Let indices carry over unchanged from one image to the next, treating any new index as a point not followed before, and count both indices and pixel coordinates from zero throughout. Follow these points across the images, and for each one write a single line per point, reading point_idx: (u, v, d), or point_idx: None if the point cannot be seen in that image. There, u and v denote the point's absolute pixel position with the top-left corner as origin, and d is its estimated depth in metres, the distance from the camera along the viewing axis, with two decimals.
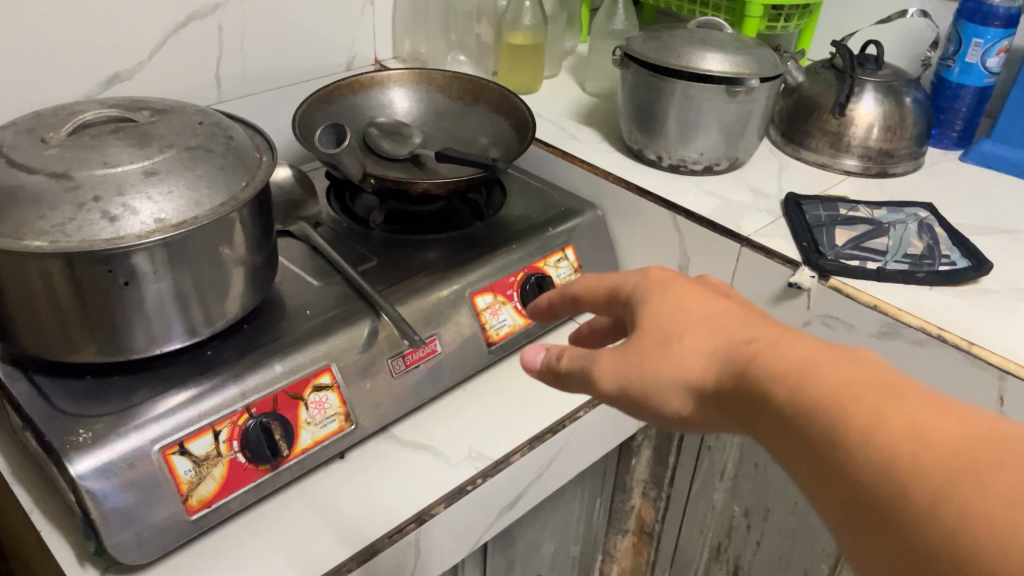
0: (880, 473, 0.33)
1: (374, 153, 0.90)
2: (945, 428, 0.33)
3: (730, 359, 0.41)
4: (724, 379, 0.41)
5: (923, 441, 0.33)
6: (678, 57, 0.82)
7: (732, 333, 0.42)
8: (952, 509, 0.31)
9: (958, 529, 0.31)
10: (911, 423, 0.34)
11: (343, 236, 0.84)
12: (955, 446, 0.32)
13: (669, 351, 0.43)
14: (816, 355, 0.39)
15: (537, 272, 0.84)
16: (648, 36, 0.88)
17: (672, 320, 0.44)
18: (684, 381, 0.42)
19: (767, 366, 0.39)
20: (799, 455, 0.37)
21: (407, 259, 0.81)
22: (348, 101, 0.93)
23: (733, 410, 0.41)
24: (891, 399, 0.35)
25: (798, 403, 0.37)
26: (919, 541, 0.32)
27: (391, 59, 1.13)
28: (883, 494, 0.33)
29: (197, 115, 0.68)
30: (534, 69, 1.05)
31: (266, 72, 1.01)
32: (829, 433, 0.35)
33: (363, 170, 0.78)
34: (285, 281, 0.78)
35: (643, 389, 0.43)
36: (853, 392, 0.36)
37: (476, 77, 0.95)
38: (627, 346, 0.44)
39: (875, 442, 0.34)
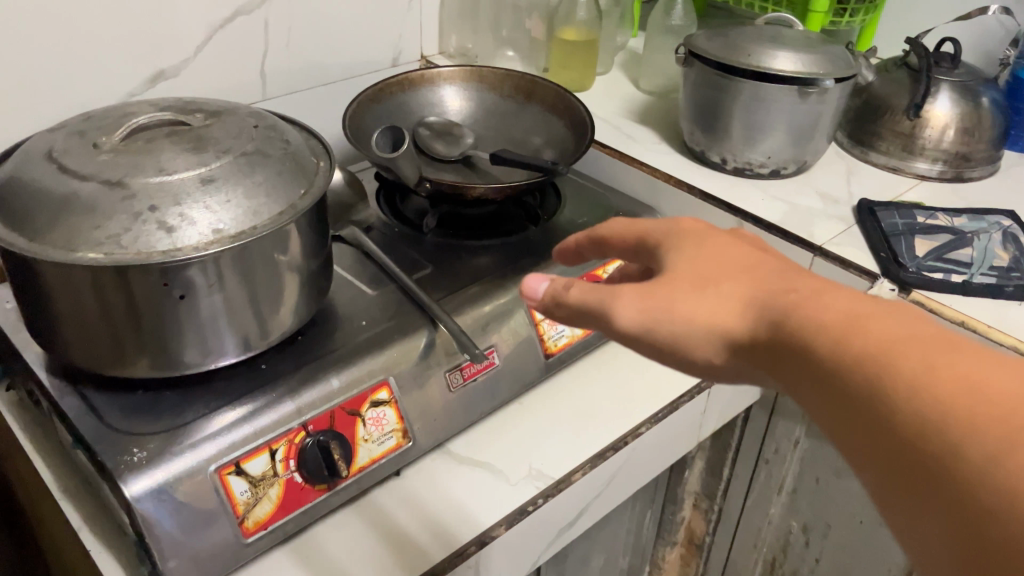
0: (921, 420, 0.35)
1: (425, 153, 0.88)
2: (993, 381, 0.34)
3: (767, 309, 0.43)
4: (759, 326, 0.43)
5: (969, 391, 0.34)
6: (748, 55, 0.78)
7: (769, 285, 0.44)
8: (991, 456, 0.32)
9: (996, 474, 0.32)
10: (959, 375, 0.35)
11: (394, 241, 0.81)
12: (1001, 397, 0.33)
13: (704, 297, 0.44)
14: (860, 310, 0.40)
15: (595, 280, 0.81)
16: (713, 33, 0.84)
17: (708, 270, 0.46)
18: (715, 325, 0.44)
19: (809, 316, 0.40)
20: (834, 400, 0.39)
21: (462, 267, 0.78)
22: (398, 100, 0.90)
23: (768, 357, 0.43)
24: (940, 352, 0.36)
25: (839, 349, 0.39)
26: (952, 482, 0.33)
27: (438, 55, 1.08)
28: (920, 438, 0.34)
29: (251, 117, 0.65)
30: (588, 66, 1.01)
31: (312, 69, 0.98)
32: (877, 387, 0.36)
33: (418, 174, 0.75)
34: (337, 290, 0.75)
35: (673, 331, 0.44)
36: (900, 343, 0.37)
37: (529, 75, 0.92)
38: (656, 286, 0.45)
39: (919, 391, 0.35)
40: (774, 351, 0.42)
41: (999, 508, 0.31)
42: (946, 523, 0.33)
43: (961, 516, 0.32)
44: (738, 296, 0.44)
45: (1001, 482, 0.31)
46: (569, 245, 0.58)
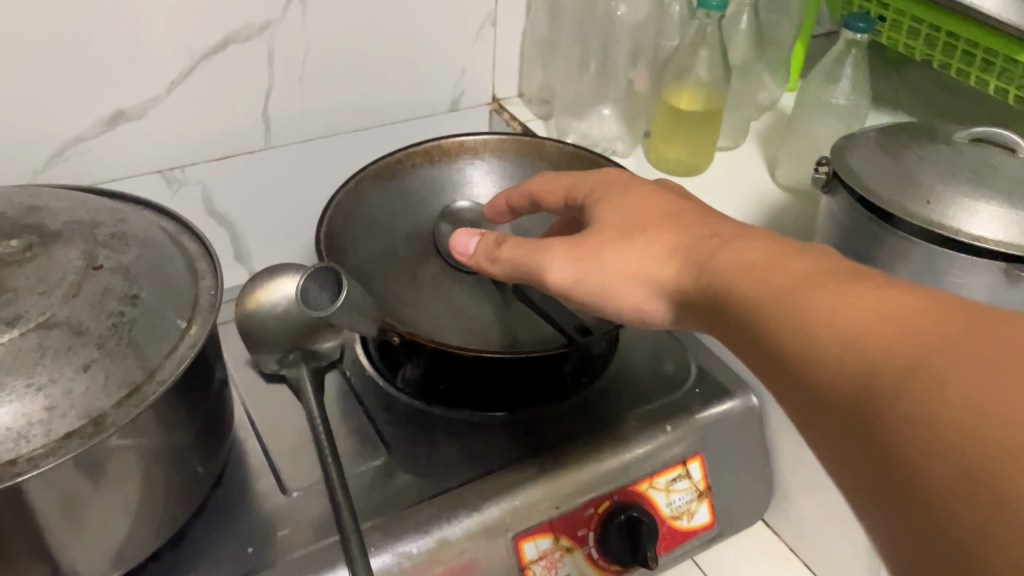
0: (820, 355, 0.32)
1: (443, 257, 0.64)
2: (891, 303, 0.31)
3: (701, 261, 0.41)
4: (687, 277, 0.41)
5: (866, 314, 0.31)
6: (925, 202, 0.49)
7: (699, 237, 0.43)
8: (891, 376, 0.29)
9: (895, 402, 0.29)
10: (858, 306, 0.32)
11: (359, 394, 0.57)
12: (896, 318, 0.30)
13: (633, 251, 0.44)
14: (772, 256, 0.38)
15: (632, 501, 0.53)
16: (880, 145, 0.54)
17: (635, 220, 0.46)
18: (646, 276, 0.43)
19: (736, 265, 0.39)
20: (752, 345, 0.36)
21: (437, 456, 0.53)
22: (422, 175, 0.67)
23: (704, 308, 0.40)
24: (843, 286, 0.33)
25: (757, 294, 0.36)
26: (861, 418, 0.30)
27: (514, 98, 0.84)
28: (824, 378, 0.32)
29: (107, 246, 0.43)
30: (705, 143, 0.72)
31: (336, 112, 0.75)
32: (777, 324, 0.35)
33: (380, 323, 0.50)
34: (250, 471, 0.52)
35: (601, 286, 0.45)
36: (804, 281, 0.35)
37: (605, 159, 0.65)
38: (581, 241, 0.47)
39: (825, 334, 0.32)
40: (706, 295, 0.40)
41: (906, 435, 0.28)
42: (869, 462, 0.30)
43: (879, 459, 0.29)
44: (665, 245, 0.43)
45: (908, 412, 0.28)
46: (502, 203, 0.60)
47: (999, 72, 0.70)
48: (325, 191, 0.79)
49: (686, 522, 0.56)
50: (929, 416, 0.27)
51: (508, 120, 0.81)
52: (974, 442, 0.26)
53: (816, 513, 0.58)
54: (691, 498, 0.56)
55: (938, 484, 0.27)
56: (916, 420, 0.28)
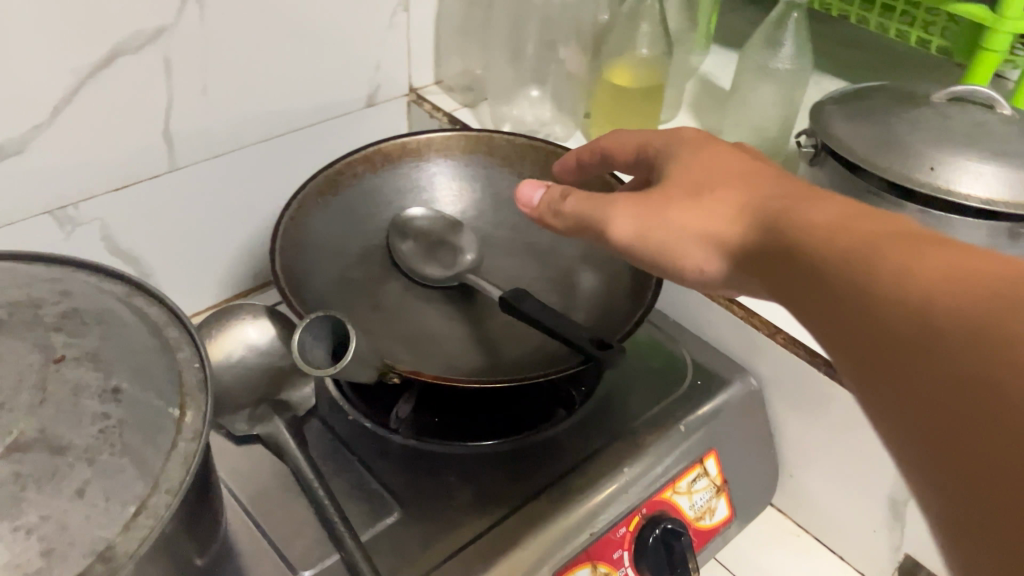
0: (896, 313, 0.26)
1: (407, 274, 0.59)
2: (990, 271, 0.25)
3: (770, 214, 0.35)
4: (752, 232, 0.36)
5: (961, 275, 0.25)
6: (929, 168, 0.48)
7: (767, 192, 0.37)
8: (985, 343, 0.23)
9: (991, 375, 0.22)
10: (943, 267, 0.26)
11: (345, 443, 0.51)
12: (1001, 285, 0.24)
13: (697, 206, 0.39)
14: (856, 218, 0.31)
15: (660, 511, 0.51)
16: (857, 111, 0.53)
17: (709, 174, 0.40)
18: (706, 233, 0.38)
19: (804, 216, 0.33)
20: (806, 302, 0.30)
21: (450, 503, 0.48)
22: (365, 185, 0.60)
23: (759, 263, 0.35)
24: (929, 248, 0.27)
25: (825, 245, 0.31)
26: (935, 393, 0.24)
27: (431, 86, 0.77)
28: (896, 340, 0.25)
29: (62, 328, 0.35)
30: (649, 121, 0.69)
31: (244, 121, 0.66)
32: (857, 276, 0.28)
33: (381, 365, 0.45)
34: (239, 556, 0.45)
35: (664, 241, 0.40)
36: (881, 239, 0.29)
37: (563, 149, 0.62)
38: (653, 194, 0.41)
39: (905, 294, 0.26)
40: (764, 247, 0.35)
41: (1005, 414, 0.22)
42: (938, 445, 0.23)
43: (955, 442, 0.23)
44: (732, 199, 0.38)
45: (1009, 386, 0.22)
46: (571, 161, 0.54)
47: (919, 22, 0.72)
48: (238, 210, 0.70)
49: (709, 521, 0.54)
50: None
51: (431, 111, 0.75)
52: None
53: (826, 492, 0.57)
54: (710, 496, 0.54)
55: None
56: (1020, 400, 0.21)
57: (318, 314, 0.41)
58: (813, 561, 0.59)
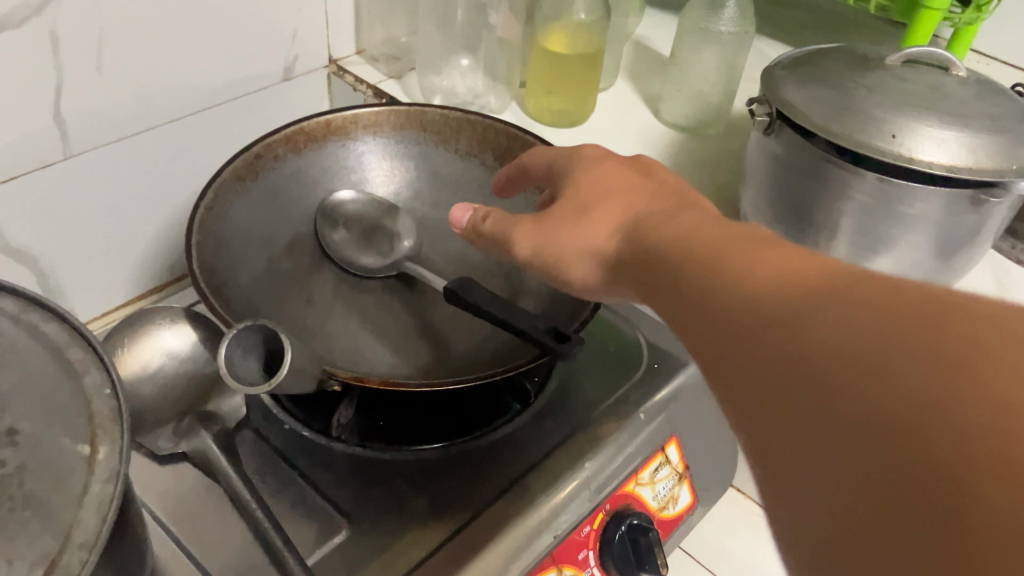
0: (736, 312, 0.25)
1: (339, 265, 0.54)
2: (823, 264, 0.25)
3: (641, 226, 0.34)
4: (625, 242, 0.34)
5: (795, 269, 0.25)
6: (890, 136, 0.45)
7: (644, 202, 0.36)
8: (814, 333, 0.22)
9: (817, 365, 0.21)
10: (778, 264, 0.25)
11: (283, 455, 0.47)
12: (830, 276, 0.24)
13: (580, 222, 0.37)
14: (711, 224, 0.31)
15: (624, 505, 0.48)
16: (809, 75, 0.50)
17: (594, 190, 0.39)
18: (589, 245, 0.36)
19: (672, 224, 0.32)
20: (664, 306, 0.29)
21: (403, 515, 0.44)
22: (287, 167, 0.55)
23: (630, 271, 0.33)
24: (773, 247, 0.27)
25: (686, 249, 0.30)
26: (768, 391, 0.23)
27: (353, 56, 0.72)
28: (735, 341, 0.24)
29: None
30: (585, 89, 0.65)
31: (148, 101, 0.59)
32: (702, 274, 0.27)
33: (321, 370, 0.40)
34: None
35: (554, 258, 0.38)
36: (732, 241, 0.28)
37: (503, 123, 0.57)
38: (549, 212, 0.39)
39: (744, 295, 0.25)
40: (633, 260, 0.33)
41: (831, 401, 0.21)
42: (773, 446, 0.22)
43: (795, 445, 0.21)
44: (615, 211, 0.36)
45: (835, 375, 0.21)
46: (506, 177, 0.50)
47: None
48: (148, 201, 0.64)
49: (673, 510, 0.52)
50: (866, 382, 0.20)
51: (354, 84, 0.70)
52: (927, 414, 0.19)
53: None
54: (672, 483, 0.52)
55: (886, 466, 0.19)
56: (846, 388, 0.21)
57: (248, 323, 0.36)
58: None
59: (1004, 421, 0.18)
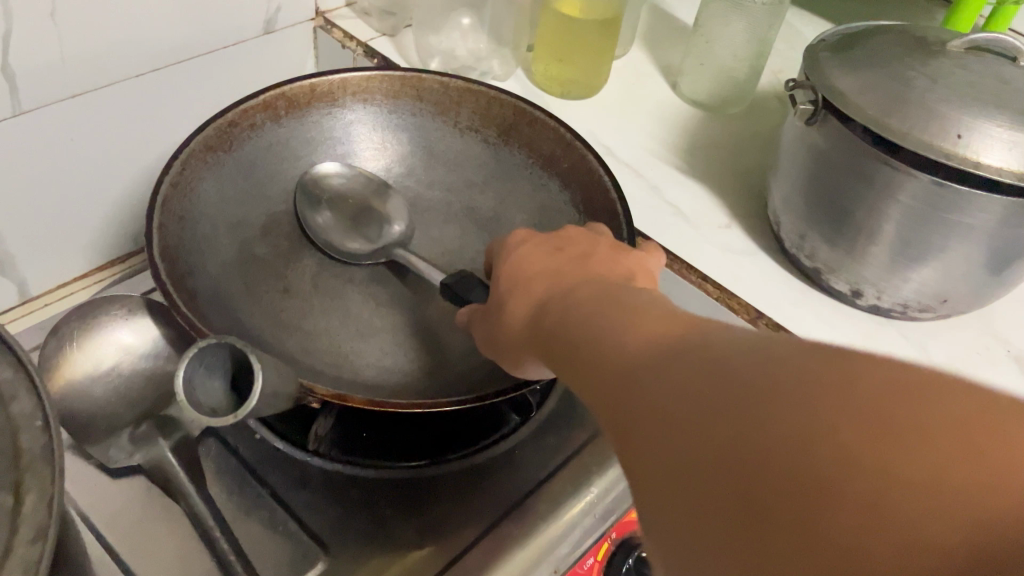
0: (618, 377, 0.25)
1: (319, 250, 0.49)
2: (693, 325, 0.25)
3: (551, 299, 0.32)
4: (536, 320, 0.33)
5: (669, 332, 0.25)
6: (958, 136, 0.40)
7: (563, 271, 0.34)
8: (679, 392, 0.22)
9: (684, 424, 0.21)
10: (652, 324, 0.26)
11: (252, 470, 0.41)
12: (696, 338, 0.24)
13: (506, 306, 0.35)
14: (608, 287, 0.31)
15: (633, 532, 0.43)
16: (862, 59, 0.44)
17: (520, 268, 0.36)
18: (512, 331, 0.34)
19: (577, 295, 0.31)
20: (566, 372, 0.28)
21: (386, 545, 0.39)
22: (264, 137, 0.49)
23: (539, 345, 0.32)
24: (653, 309, 0.27)
25: (583, 315, 0.29)
26: (641, 452, 0.22)
27: (343, 9, 0.65)
28: (616, 404, 0.24)
29: None
30: (599, 60, 0.59)
31: (111, 56, 0.51)
32: (590, 333, 0.28)
33: (299, 387, 0.35)
34: None
35: (493, 345, 0.37)
36: (624, 306, 0.28)
37: (510, 94, 0.51)
38: (489, 301, 0.37)
39: (624, 362, 0.25)
40: (539, 337, 0.32)
41: (689, 453, 0.20)
42: (646, 505, 0.22)
43: (666, 498, 0.21)
44: (538, 289, 0.34)
45: (693, 429, 0.21)
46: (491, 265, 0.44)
47: None
48: (112, 167, 0.57)
49: None
50: (718, 435, 0.20)
51: (342, 40, 0.63)
52: (762, 458, 0.19)
53: None
54: None
55: (729, 519, 0.19)
56: (699, 440, 0.20)
57: (213, 339, 0.31)
58: None
59: (836, 459, 0.18)
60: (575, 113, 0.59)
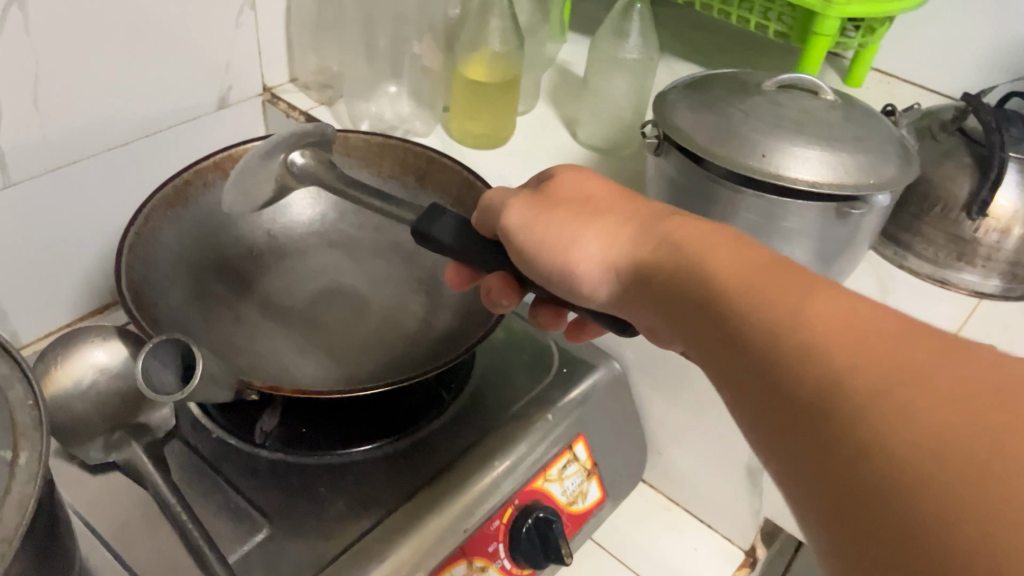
0: (806, 364, 0.28)
1: (267, 284, 0.58)
2: (879, 322, 0.28)
3: (667, 237, 0.37)
4: (649, 254, 0.37)
5: (875, 338, 0.27)
6: (761, 155, 0.50)
7: (657, 211, 0.39)
8: (895, 395, 0.25)
9: (902, 426, 0.25)
10: (848, 319, 0.28)
11: (208, 464, 0.50)
12: (887, 330, 0.27)
13: (587, 209, 0.40)
14: (759, 258, 0.33)
15: (532, 499, 0.52)
16: (697, 100, 0.55)
17: (608, 210, 0.40)
18: (607, 242, 0.39)
19: (707, 253, 0.34)
20: (707, 343, 0.32)
21: (320, 515, 0.47)
22: (215, 194, 0.58)
23: (655, 301, 0.36)
24: (840, 297, 0.29)
25: (732, 284, 0.32)
26: (849, 441, 0.25)
27: (286, 84, 0.76)
28: (809, 391, 0.27)
29: None
30: (504, 113, 0.70)
31: (85, 133, 0.61)
32: (764, 312, 0.30)
33: (239, 383, 0.44)
34: None
35: (549, 233, 0.40)
36: (775, 276, 0.31)
37: (422, 147, 0.62)
38: (545, 194, 0.42)
39: (829, 361, 0.27)
40: (654, 284, 0.36)
41: (911, 482, 0.24)
42: (820, 477, 0.26)
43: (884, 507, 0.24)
44: (628, 212, 0.40)
45: (914, 430, 0.24)
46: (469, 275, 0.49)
47: (757, 10, 0.74)
48: (86, 228, 0.65)
49: (582, 504, 0.56)
50: (939, 443, 0.24)
51: (286, 110, 0.73)
52: (961, 465, 0.23)
53: (689, 463, 0.60)
54: (582, 479, 0.56)
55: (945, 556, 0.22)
56: (914, 471, 0.24)
57: (164, 337, 0.40)
58: (681, 532, 0.62)
59: None
60: (486, 159, 0.69)
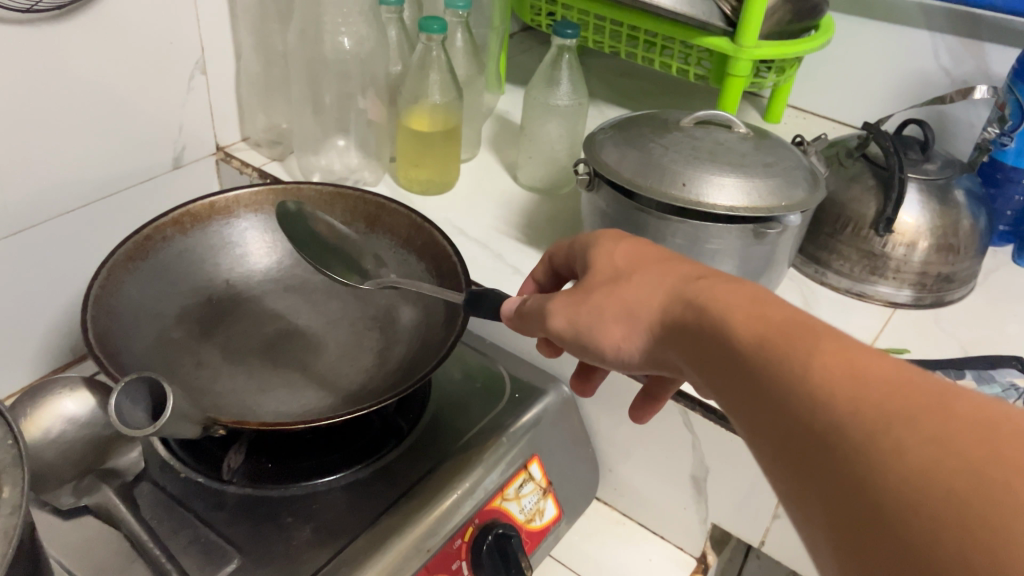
0: (814, 412, 0.29)
1: (228, 328, 0.61)
2: (876, 363, 0.29)
3: (683, 292, 0.37)
4: (661, 304, 0.38)
5: (870, 379, 0.28)
6: (682, 184, 0.54)
7: (669, 261, 0.40)
8: (889, 435, 0.26)
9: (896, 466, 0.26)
10: (847, 361, 0.29)
11: (178, 501, 0.52)
12: (883, 371, 0.28)
13: (618, 293, 0.40)
14: (766, 306, 0.34)
15: (492, 518, 0.55)
16: (624, 139, 0.59)
17: (626, 265, 0.41)
18: (623, 293, 0.40)
19: (724, 307, 0.35)
20: (722, 392, 0.33)
21: (287, 542, 0.50)
22: (175, 246, 0.61)
23: (672, 348, 0.37)
24: (841, 342, 0.30)
25: (747, 335, 0.33)
26: (853, 483, 0.27)
27: (238, 143, 0.81)
28: (817, 441, 0.28)
29: None
30: (447, 160, 0.74)
31: (45, 197, 0.63)
32: (770, 360, 0.31)
33: (205, 420, 0.46)
34: None
35: (591, 324, 0.40)
36: (786, 328, 0.32)
37: (371, 195, 0.65)
38: (579, 289, 0.42)
39: (827, 405, 0.28)
40: (677, 341, 0.36)
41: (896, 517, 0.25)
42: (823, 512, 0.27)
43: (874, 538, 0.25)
44: (651, 283, 0.39)
45: (902, 471, 0.25)
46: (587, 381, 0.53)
47: (678, 54, 0.80)
48: (47, 292, 0.67)
49: (540, 521, 0.59)
50: (923, 481, 0.25)
51: (239, 167, 0.78)
52: (937, 495, 0.24)
53: (639, 477, 0.64)
54: (538, 497, 0.59)
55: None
56: (900, 504, 0.25)
57: (135, 376, 0.43)
58: (636, 544, 0.66)
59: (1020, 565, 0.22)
60: (432, 204, 0.74)
